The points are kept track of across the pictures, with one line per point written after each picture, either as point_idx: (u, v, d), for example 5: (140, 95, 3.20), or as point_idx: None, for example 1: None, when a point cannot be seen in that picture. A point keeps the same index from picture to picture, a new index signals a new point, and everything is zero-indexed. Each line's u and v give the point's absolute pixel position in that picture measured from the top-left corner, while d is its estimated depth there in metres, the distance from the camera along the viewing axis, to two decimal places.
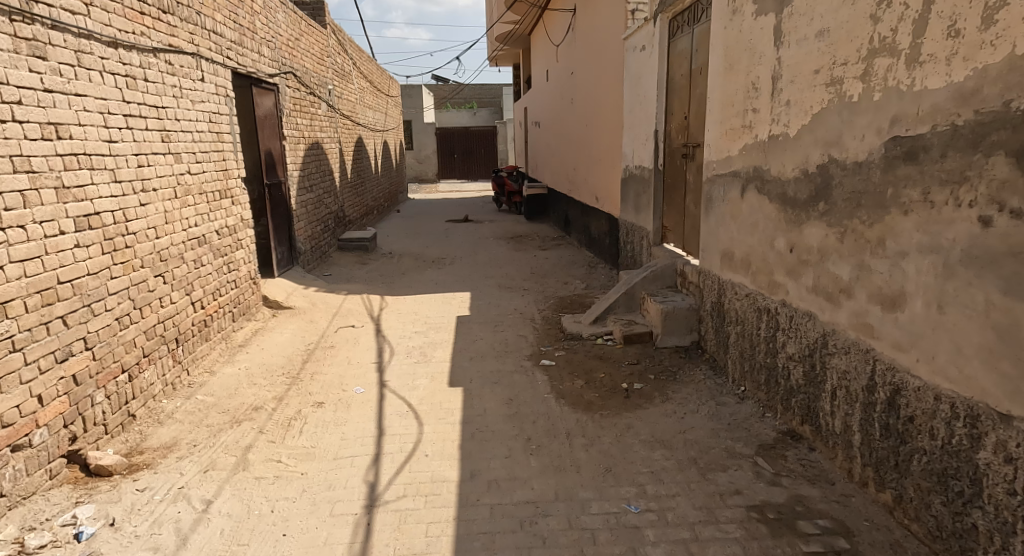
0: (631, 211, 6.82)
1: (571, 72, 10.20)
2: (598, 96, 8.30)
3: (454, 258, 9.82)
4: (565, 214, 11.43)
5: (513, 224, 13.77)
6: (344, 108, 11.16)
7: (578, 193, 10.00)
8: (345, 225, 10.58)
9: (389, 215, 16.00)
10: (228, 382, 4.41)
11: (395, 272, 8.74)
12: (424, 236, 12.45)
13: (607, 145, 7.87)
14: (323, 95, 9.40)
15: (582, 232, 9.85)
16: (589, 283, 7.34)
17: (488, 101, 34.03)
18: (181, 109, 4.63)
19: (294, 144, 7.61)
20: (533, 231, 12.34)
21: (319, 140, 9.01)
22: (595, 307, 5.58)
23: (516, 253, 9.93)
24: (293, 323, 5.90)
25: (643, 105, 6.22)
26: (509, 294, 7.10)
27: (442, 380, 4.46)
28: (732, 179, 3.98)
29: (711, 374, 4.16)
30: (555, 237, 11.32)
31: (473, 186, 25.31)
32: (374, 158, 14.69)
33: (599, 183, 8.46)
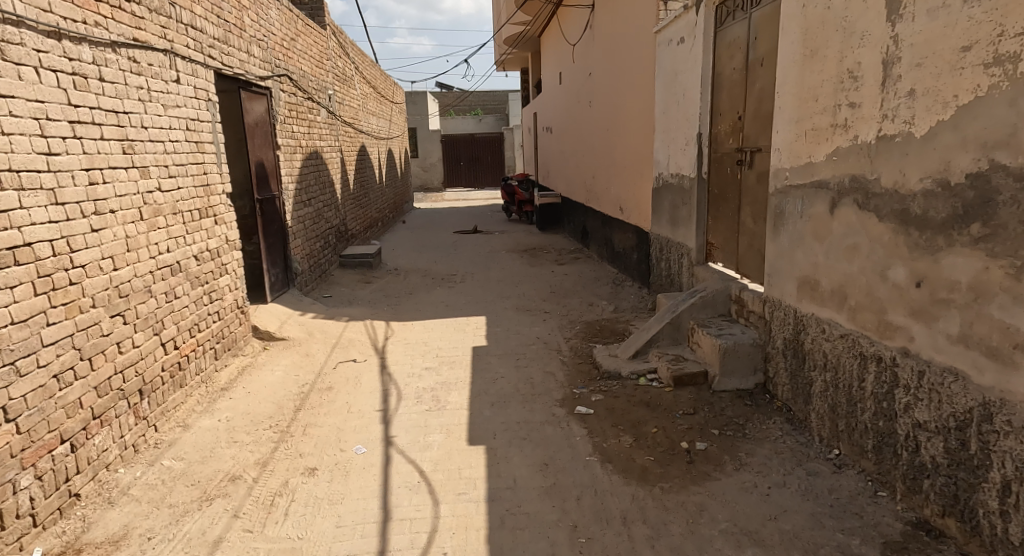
0: (665, 224, 6.09)
1: (588, 73, 9.49)
2: (622, 98, 7.59)
3: (465, 275, 9.09)
4: (583, 225, 10.70)
5: (525, 235, 13.04)
6: (345, 115, 10.45)
7: (598, 203, 9.27)
8: (347, 240, 9.86)
9: (394, 227, 15.30)
10: (203, 440, 3.66)
11: (402, 293, 8.01)
12: (431, 249, 11.70)
13: (635, 150, 7.15)
14: (322, 101, 8.71)
15: (603, 245, 9.11)
16: (616, 306, 6.60)
17: (494, 108, 33.37)
18: (149, 115, 3.87)
19: (291, 154, 6.92)
20: (547, 243, 11.61)
21: (318, 150, 8.30)
22: (633, 338, 4.83)
23: (532, 269, 9.18)
24: (287, 359, 5.18)
25: (681, 104, 5.50)
26: (528, 318, 6.36)
27: (460, 435, 3.72)
28: (816, 190, 3.26)
29: (789, 428, 3.43)
30: (572, 250, 10.58)
31: (479, 194, 24.61)
32: (378, 167, 13.99)
33: (624, 193, 7.74)
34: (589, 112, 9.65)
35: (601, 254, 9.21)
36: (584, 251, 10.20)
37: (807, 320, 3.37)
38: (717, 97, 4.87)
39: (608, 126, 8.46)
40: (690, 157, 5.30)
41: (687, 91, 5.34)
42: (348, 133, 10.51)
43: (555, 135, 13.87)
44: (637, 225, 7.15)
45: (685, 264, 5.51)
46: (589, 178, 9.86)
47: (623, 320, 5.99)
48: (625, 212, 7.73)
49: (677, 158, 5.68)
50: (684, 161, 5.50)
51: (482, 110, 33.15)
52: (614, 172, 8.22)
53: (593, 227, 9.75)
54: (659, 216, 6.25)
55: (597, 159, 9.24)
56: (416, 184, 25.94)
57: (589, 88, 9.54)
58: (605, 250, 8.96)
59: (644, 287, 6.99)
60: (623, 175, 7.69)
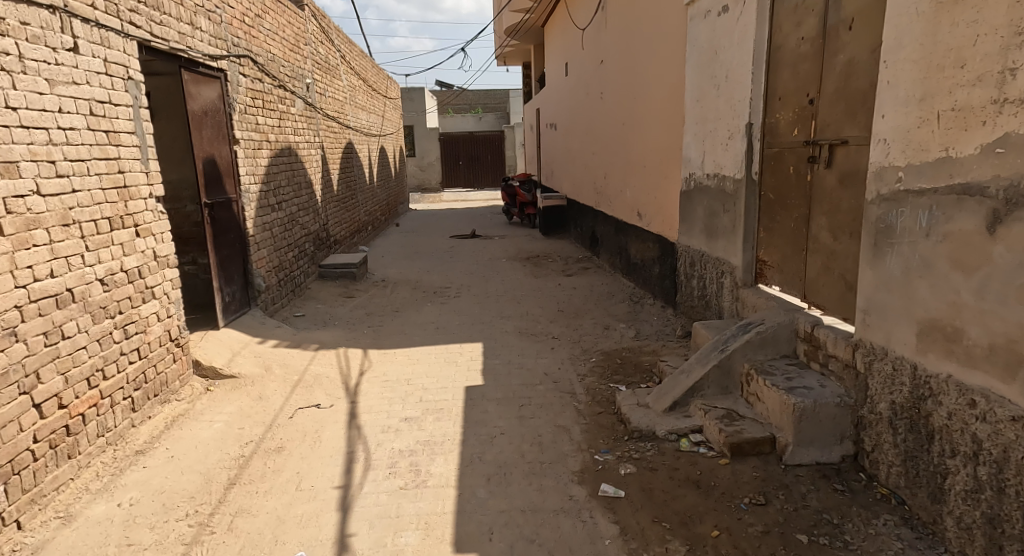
0: (699, 235, 5.08)
1: (599, 61, 8.52)
2: (640, 88, 6.62)
3: (459, 288, 8.08)
4: (591, 231, 9.70)
5: (527, 241, 12.04)
6: (328, 109, 9.45)
7: (610, 207, 8.28)
8: (328, 247, 8.86)
9: (386, 231, 14.27)
10: (87, 539, 2.69)
11: (387, 310, 6.99)
12: (424, 257, 10.67)
13: (656, 147, 6.18)
14: (298, 91, 7.72)
15: (617, 255, 8.08)
16: (638, 331, 5.58)
17: (495, 106, 32.37)
18: (21, 92, 2.92)
19: (254, 150, 5.93)
20: (551, 250, 10.59)
21: (292, 147, 7.29)
22: (667, 382, 3.80)
23: (536, 282, 8.16)
24: (236, 403, 4.17)
25: (722, 89, 4.50)
26: (533, 346, 5.35)
27: (443, 533, 2.73)
28: (958, 198, 2.27)
29: (911, 537, 2.42)
30: (579, 258, 9.58)
31: (479, 195, 23.59)
32: (368, 166, 13.00)
33: (643, 197, 6.78)
34: (600, 105, 8.69)
35: (614, 265, 8.19)
36: (593, 261, 9.18)
37: (940, 387, 2.35)
38: (774, 77, 3.86)
39: (622, 118, 7.48)
40: (737, 153, 4.29)
41: (732, 71, 4.34)
42: (330, 129, 9.50)
43: (560, 133, 12.91)
44: (660, 233, 6.19)
45: (726, 284, 4.50)
46: (600, 179, 8.90)
47: (648, 351, 4.97)
48: (645, 218, 6.77)
49: (716, 154, 4.67)
50: (726, 159, 4.50)
51: (482, 108, 32.13)
52: (631, 172, 7.26)
53: (605, 233, 8.72)
54: (692, 225, 5.23)
55: (609, 157, 8.25)
56: (413, 184, 24.92)
57: (600, 79, 8.57)
58: (620, 261, 7.93)
59: (669, 307, 5.97)
60: (642, 176, 6.73)
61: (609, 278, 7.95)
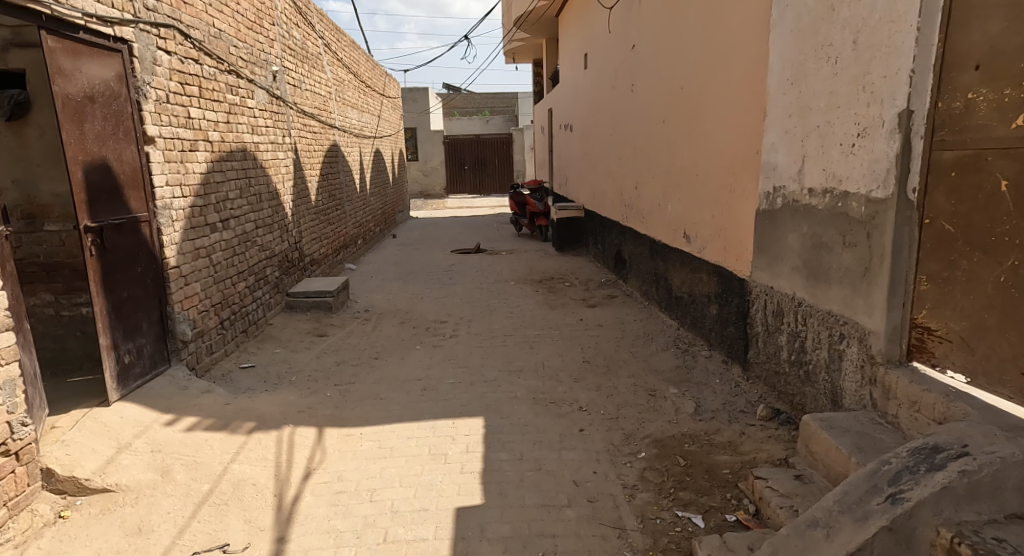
0: (794, 275, 3.59)
1: (631, 47, 7.10)
2: (691, 75, 5.19)
3: (458, 324, 6.62)
4: (617, 251, 8.23)
5: (538, 259, 10.59)
6: (303, 105, 8.04)
7: (646, 225, 6.83)
8: (302, 269, 7.44)
9: (381, 245, 12.87)
10: None
11: (364, 358, 5.51)
12: (419, 280, 9.23)
13: (717, 151, 4.74)
14: (261, 80, 6.32)
15: (654, 285, 6.58)
16: (699, 403, 4.08)
17: (502, 108, 30.92)
18: None
19: (182, 153, 4.52)
20: (567, 272, 9.11)
21: (247, 149, 5.88)
22: (791, 532, 2.19)
23: (551, 318, 6.66)
24: (99, 543, 2.70)
25: (843, 62, 3.02)
26: (553, 429, 3.86)
27: None
28: None
29: None
30: (602, 284, 8.11)
31: (486, 202, 22.17)
32: (359, 172, 11.61)
33: (693, 213, 5.35)
34: (631, 100, 7.27)
35: (651, 297, 6.69)
36: (620, 289, 7.68)
37: None
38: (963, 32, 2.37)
39: (664, 114, 6.05)
40: (876, 156, 2.80)
41: (864, 33, 2.85)
42: (305, 129, 8.08)
43: (576, 134, 11.50)
44: (722, 263, 4.73)
45: (849, 355, 3.00)
46: (630, 189, 7.48)
47: (721, 442, 3.47)
48: (694, 241, 5.33)
49: (829, 159, 3.18)
50: (848, 169, 3.02)
51: (488, 110, 30.82)
52: (675, 181, 5.83)
53: (638, 255, 7.23)
54: (781, 260, 3.73)
55: (645, 162, 6.83)
56: (415, 190, 23.45)
57: (631, 68, 7.15)
58: (658, 294, 6.44)
59: (735, 365, 4.47)
60: (693, 187, 5.29)
61: (642, 315, 6.45)
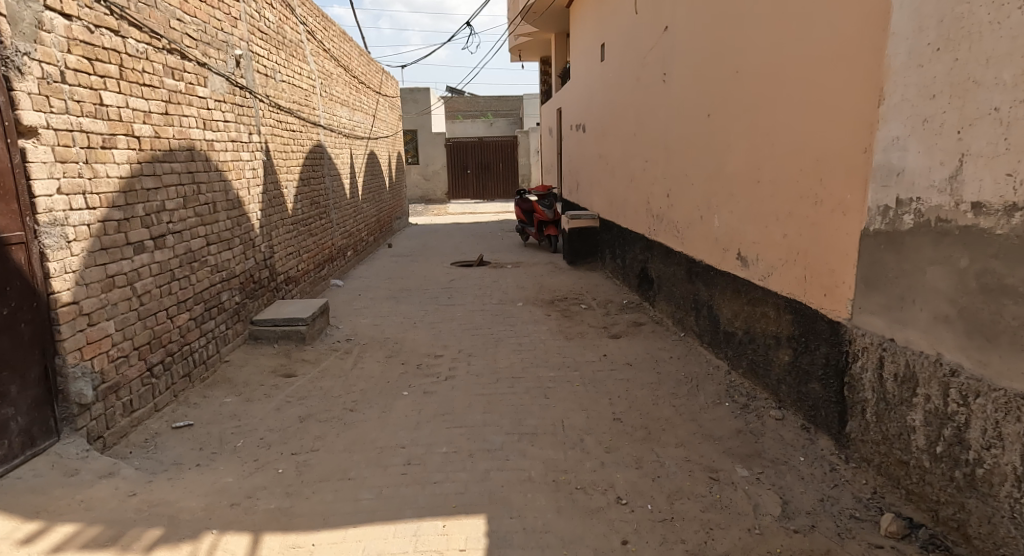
0: (939, 328, 2.47)
1: (662, 28, 6.02)
2: (754, 53, 4.10)
3: (455, 360, 5.51)
4: (643, 269, 7.14)
5: (548, 275, 9.48)
6: (276, 98, 6.97)
7: (684, 239, 5.72)
8: (271, 290, 6.35)
9: (374, 256, 11.80)
10: None
11: (337, 411, 4.39)
12: (414, 300, 8.14)
13: (796, 149, 3.63)
14: (217, 65, 5.26)
15: (694, 315, 5.44)
16: (785, 498, 2.94)
17: (506, 111, 29.83)
18: None
19: (89, 150, 3.44)
20: (583, 293, 8.00)
21: (194, 146, 4.80)
22: None
23: (569, 354, 5.53)
24: None
25: None
26: (584, 540, 2.74)
27: None
28: None
29: None
30: (625, 308, 7.00)
31: (490, 208, 21.07)
32: (348, 176, 10.56)
33: (755, 227, 4.24)
34: (662, 90, 6.17)
35: (690, 328, 5.56)
36: (649, 316, 6.55)
37: None
38: None
39: (710, 106, 4.96)
40: None
41: None
42: (279, 126, 7.01)
43: (590, 134, 10.42)
44: (801, 296, 3.59)
45: None
46: (661, 196, 6.38)
47: None
48: (756, 265, 4.22)
49: None
50: None
51: (492, 113, 29.82)
52: (725, 188, 4.73)
53: (672, 274, 6.10)
54: (912, 302, 2.61)
55: (682, 165, 5.71)
56: (417, 196, 22.16)
57: (663, 52, 6.07)
58: (701, 326, 5.30)
59: (824, 438, 3.33)
60: (756, 196, 4.19)
61: (680, 353, 5.32)
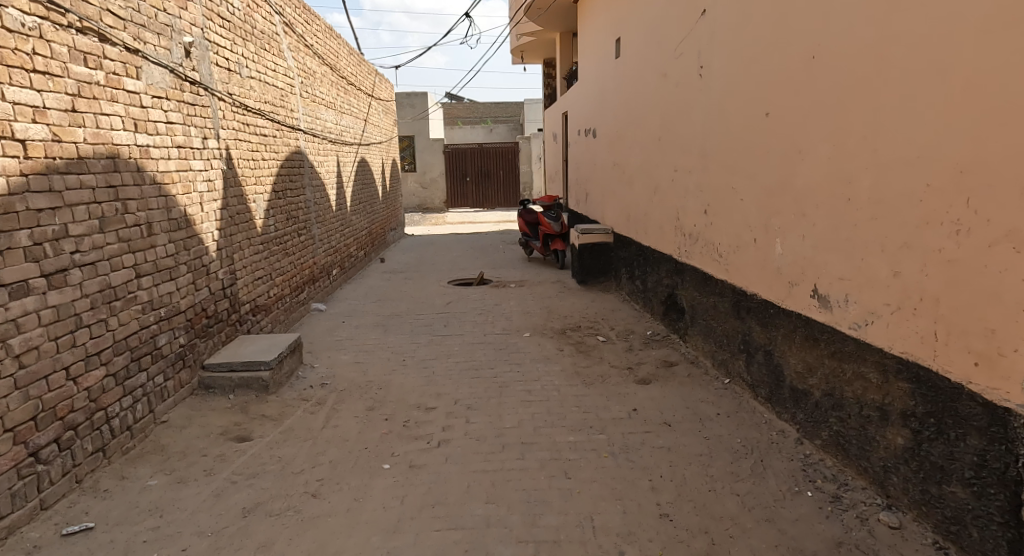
0: None
1: (702, 11, 5.06)
2: (848, 27, 3.11)
3: (450, 417, 4.51)
4: (673, 297, 6.15)
5: (557, 298, 8.49)
6: (244, 96, 6.00)
7: (731, 265, 4.71)
8: (231, 323, 5.34)
9: (365, 273, 10.82)
10: None
11: (295, 498, 3.38)
12: (406, 329, 7.15)
13: (927, 154, 2.63)
14: (157, 53, 4.29)
15: (748, 361, 4.43)
16: None
17: (507, 117, 28.96)
18: None
19: None
20: (598, 322, 7.00)
21: (120, 153, 3.80)
22: None
23: (590, 408, 4.53)
24: None
25: None
26: None
27: None
28: None
29: None
30: (650, 345, 5.99)
31: (491, 217, 20.05)
32: (333, 185, 9.59)
33: (844, 258, 3.23)
34: (702, 86, 5.19)
35: (742, 376, 4.54)
36: (683, 356, 5.53)
37: None
38: None
39: (771, 101, 3.97)
40: None
41: None
42: (247, 129, 6.03)
43: (603, 140, 9.45)
44: (930, 362, 2.60)
45: None
46: (699, 211, 5.37)
47: None
48: (845, 309, 3.21)
49: None
50: None
51: (492, 119, 28.92)
52: (795, 205, 3.73)
53: (713, 306, 5.09)
54: None
55: (728, 175, 4.71)
56: (413, 204, 21.52)
57: (703, 40, 5.10)
58: (757, 375, 4.29)
59: None
60: (848, 217, 3.17)
61: (730, 409, 4.31)
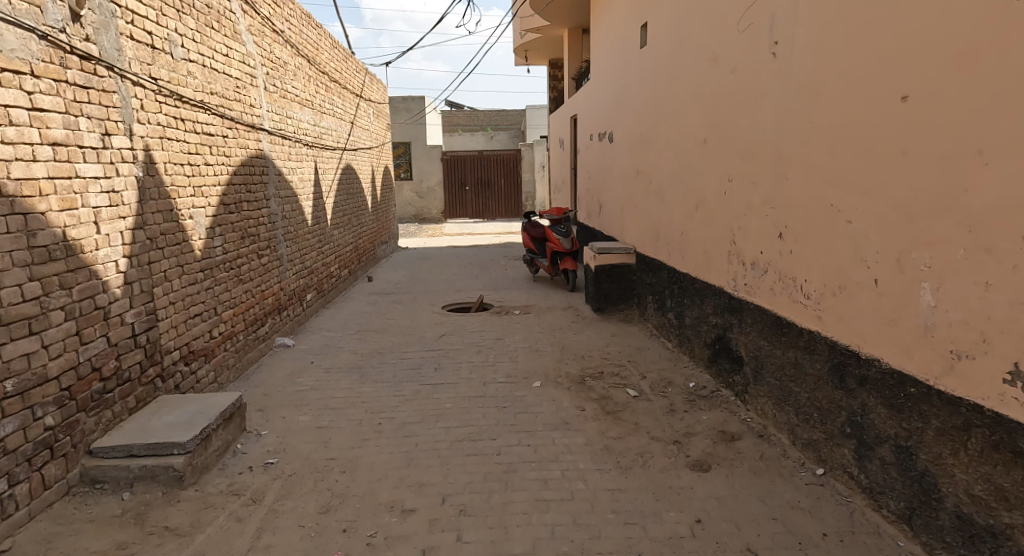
0: None
1: None
2: None
3: (436, 530, 3.19)
4: (725, 342, 4.84)
5: (571, 331, 7.16)
6: (179, 83, 4.71)
7: (828, 313, 3.40)
8: (146, 381, 4.03)
9: (348, 296, 9.49)
10: None
11: None
12: (388, 374, 5.82)
13: None
14: (13, 11, 3.01)
15: (862, 453, 3.09)
16: None
17: (506, 125, 27.81)
18: None
19: None
20: (625, 369, 5.68)
21: None
22: None
23: (633, 518, 3.20)
24: None
25: None
26: None
27: None
28: None
29: None
30: (697, 405, 4.67)
31: (491, 229, 18.75)
32: (310, 197, 8.28)
33: None
34: (775, 69, 3.90)
35: (851, 472, 3.20)
36: (746, 425, 4.19)
37: None
38: None
39: (913, 79, 2.67)
40: None
41: None
42: (181, 125, 4.73)
43: (622, 144, 8.17)
44: None
45: None
46: (771, 234, 4.05)
47: None
48: None
49: None
50: None
51: (491, 128, 27.76)
52: (967, 237, 2.43)
53: (795, 363, 3.76)
54: None
55: (824, 188, 3.40)
56: (409, 213, 20.26)
57: (782, 7, 3.81)
58: (882, 478, 2.95)
59: None
60: None
61: (841, 528, 2.96)
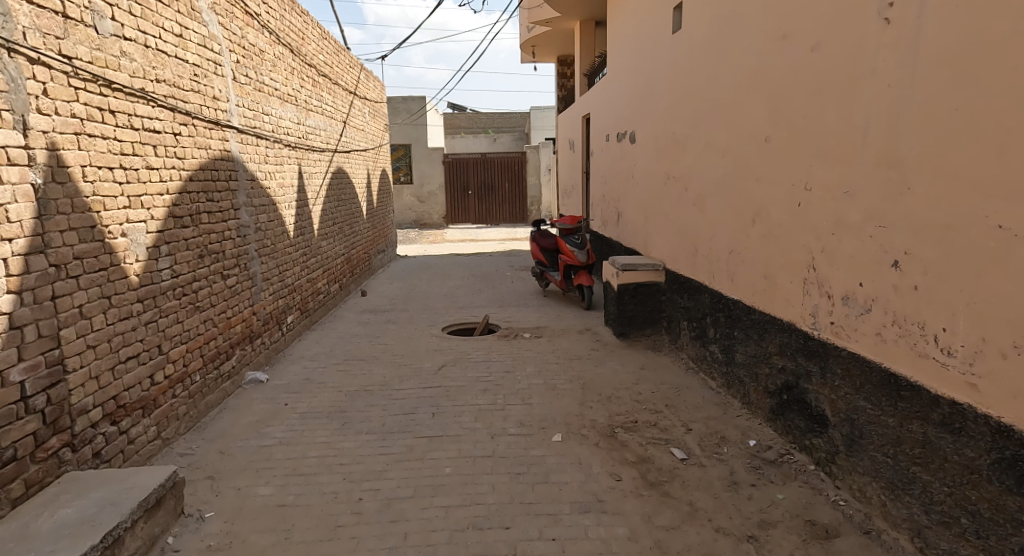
0: None
1: None
2: None
3: None
4: (798, 394, 3.83)
5: (592, 362, 6.14)
6: (107, 65, 3.72)
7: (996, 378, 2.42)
8: (43, 459, 3.09)
9: (338, 315, 8.47)
10: None
11: None
12: (375, 422, 4.80)
13: None
14: None
15: None
16: None
17: (510, 128, 26.86)
18: None
19: None
20: (663, 417, 4.65)
21: None
22: None
23: None
24: None
25: None
26: None
27: None
28: None
29: None
30: (767, 476, 3.65)
31: (495, 236, 17.73)
32: (292, 205, 7.27)
33: None
34: (893, 40, 2.89)
35: None
36: (841, 513, 3.18)
37: None
38: None
39: None
40: None
41: None
42: (110, 118, 3.73)
43: (647, 145, 7.17)
44: None
45: None
46: (879, 261, 3.04)
47: None
48: None
49: None
50: None
51: (494, 130, 26.83)
52: None
53: (924, 441, 2.74)
54: None
55: (1004, 200, 2.38)
56: (409, 219, 19.26)
57: None
58: None
59: None
60: None
61: None
